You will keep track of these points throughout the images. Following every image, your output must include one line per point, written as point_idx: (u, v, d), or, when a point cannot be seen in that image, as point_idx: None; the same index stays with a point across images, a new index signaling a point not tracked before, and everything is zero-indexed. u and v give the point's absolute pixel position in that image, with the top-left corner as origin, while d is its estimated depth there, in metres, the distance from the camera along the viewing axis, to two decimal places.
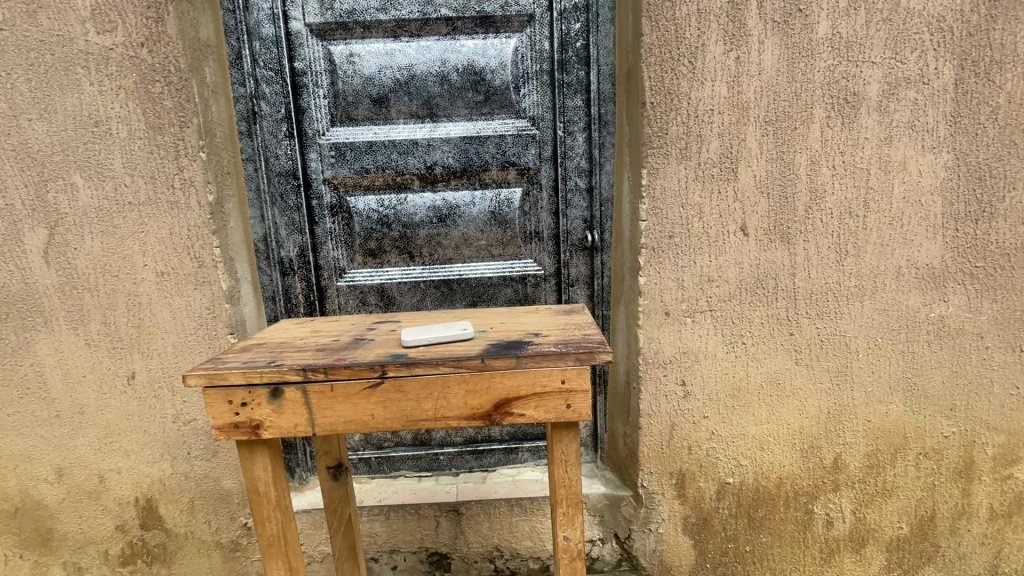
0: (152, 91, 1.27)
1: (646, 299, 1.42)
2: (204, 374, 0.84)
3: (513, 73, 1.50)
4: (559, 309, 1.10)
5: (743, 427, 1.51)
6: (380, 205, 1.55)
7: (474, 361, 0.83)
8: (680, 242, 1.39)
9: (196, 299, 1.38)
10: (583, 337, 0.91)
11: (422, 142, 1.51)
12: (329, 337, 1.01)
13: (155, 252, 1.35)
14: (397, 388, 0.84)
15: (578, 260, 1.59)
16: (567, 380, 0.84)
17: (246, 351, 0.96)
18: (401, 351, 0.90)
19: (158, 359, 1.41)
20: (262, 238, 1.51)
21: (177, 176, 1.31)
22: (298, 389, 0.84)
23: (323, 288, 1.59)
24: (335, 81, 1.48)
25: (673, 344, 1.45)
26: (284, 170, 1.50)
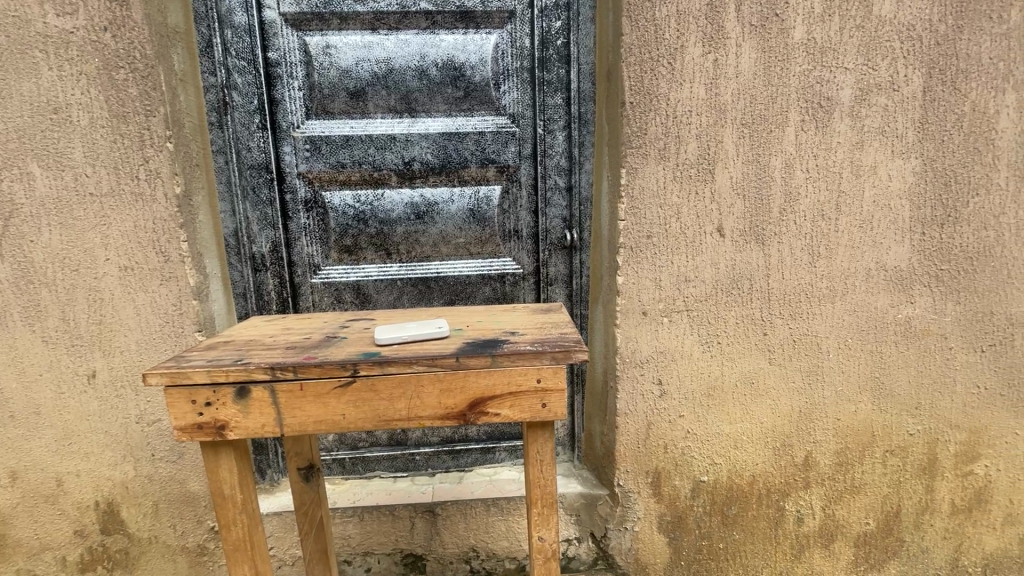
0: (115, 78, 1.21)
1: (624, 298, 1.42)
2: (166, 373, 0.81)
3: (493, 70, 1.48)
4: (537, 309, 1.10)
5: (717, 426, 1.53)
6: (356, 200, 1.52)
7: (448, 360, 0.81)
8: (658, 242, 1.40)
9: (162, 295, 1.33)
10: (560, 336, 0.90)
11: (400, 138, 1.48)
12: (300, 335, 0.99)
13: (118, 246, 1.29)
14: (369, 388, 0.82)
15: (558, 259, 1.58)
16: (542, 380, 0.83)
17: (213, 348, 0.92)
18: (374, 349, 0.87)
19: (121, 357, 1.36)
20: (232, 232, 1.46)
21: (142, 167, 1.26)
22: (266, 388, 0.82)
23: (297, 285, 1.55)
24: (311, 73, 1.44)
25: (649, 344, 1.45)
26: (257, 163, 1.46)
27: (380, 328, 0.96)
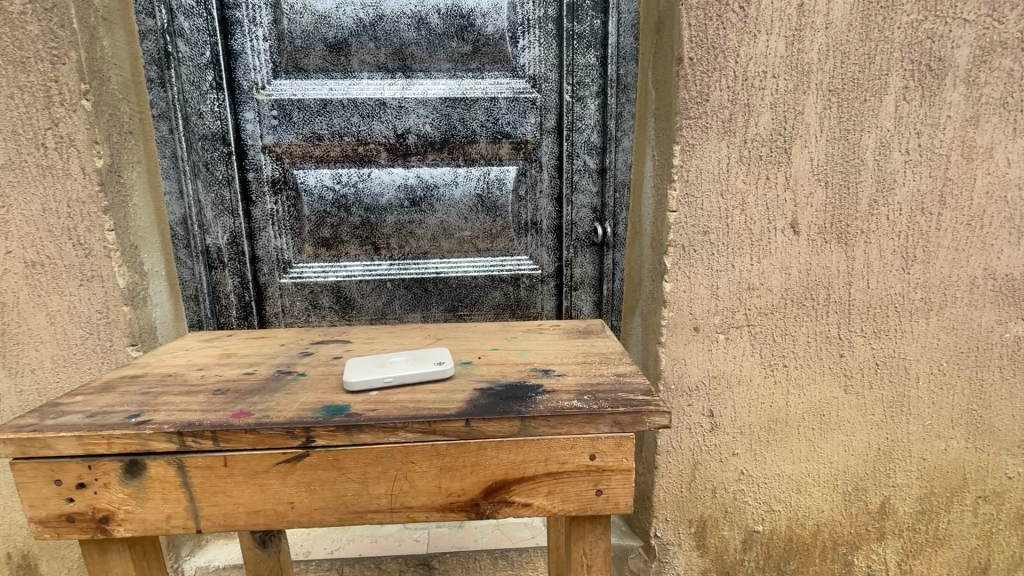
0: (8, 10, 0.90)
1: (672, 310, 1.13)
2: (14, 439, 0.52)
3: (510, 19, 1.18)
4: (571, 331, 0.81)
5: (778, 466, 1.24)
6: (336, 181, 1.22)
7: (455, 424, 0.52)
8: (716, 240, 1.11)
9: (83, 299, 1.03)
10: (616, 381, 0.62)
11: (391, 103, 1.18)
12: (242, 367, 0.69)
13: (23, 235, 0.99)
14: (331, 463, 0.53)
15: (584, 258, 1.30)
16: (598, 456, 0.54)
17: (108, 390, 0.63)
18: (344, 399, 0.58)
19: (33, 378, 1.05)
20: (180, 220, 1.17)
21: (50, 132, 0.96)
22: (170, 463, 0.53)
23: (263, 286, 1.25)
24: (279, 18, 1.14)
25: (700, 367, 1.16)
26: (210, 132, 1.16)
27: (354, 361, 0.66)
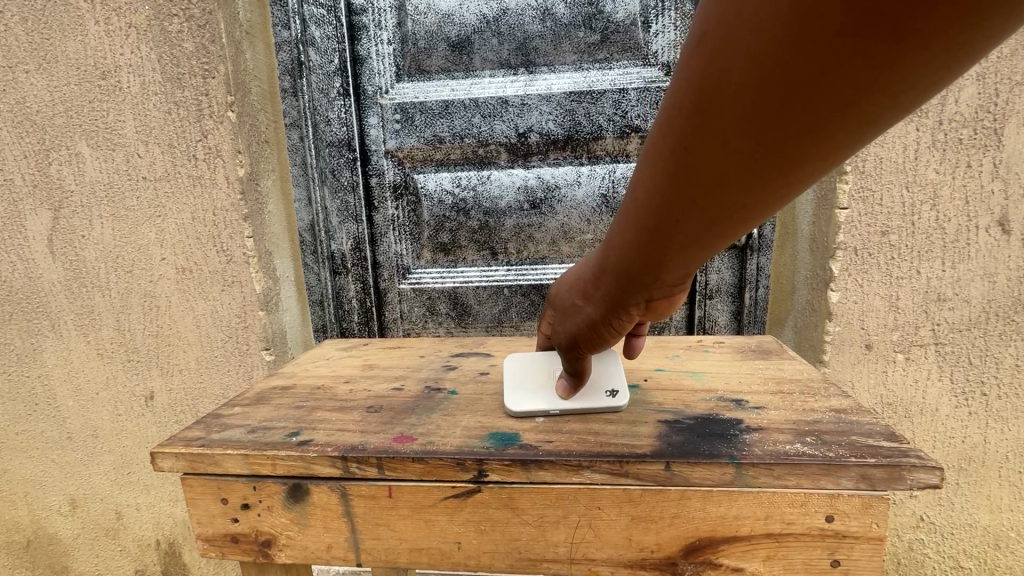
0: (168, 30, 0.95)
1: (839, 324, 0.96)
2: (185, 454, 0.50)
3: (642, 2, 1.08)
4: (744, 351, 0.69)
5: (970, 514, 1.00)
6: (456, 184, 1.18)
7: (653, 467, 0.44)
8: (898, 242, 0.93)
9: (224, 303, 1.06)
10: (837, 420, 0.49)
11: (514, 101, 1.13)
12: (389, 381, 0.65)
13: (176, 242, 1.04)
14: (504, 502, 0.46)
15: (722, 262, 1.16)
16: (836, 519, 0.43)
17: (264, 401, 0.61)
18: (510, 424, 0.52)
19: (181, 377, 1.10)
20: (308, 226, 1.19)
21: (200, 144, 1.00)
22: (333, 489, 0.49)
23: (382, 292, 1.25)
24: (403, 20, 1.13)
25: (872, 391, 0.99)
26: (337, 139, 1.17)
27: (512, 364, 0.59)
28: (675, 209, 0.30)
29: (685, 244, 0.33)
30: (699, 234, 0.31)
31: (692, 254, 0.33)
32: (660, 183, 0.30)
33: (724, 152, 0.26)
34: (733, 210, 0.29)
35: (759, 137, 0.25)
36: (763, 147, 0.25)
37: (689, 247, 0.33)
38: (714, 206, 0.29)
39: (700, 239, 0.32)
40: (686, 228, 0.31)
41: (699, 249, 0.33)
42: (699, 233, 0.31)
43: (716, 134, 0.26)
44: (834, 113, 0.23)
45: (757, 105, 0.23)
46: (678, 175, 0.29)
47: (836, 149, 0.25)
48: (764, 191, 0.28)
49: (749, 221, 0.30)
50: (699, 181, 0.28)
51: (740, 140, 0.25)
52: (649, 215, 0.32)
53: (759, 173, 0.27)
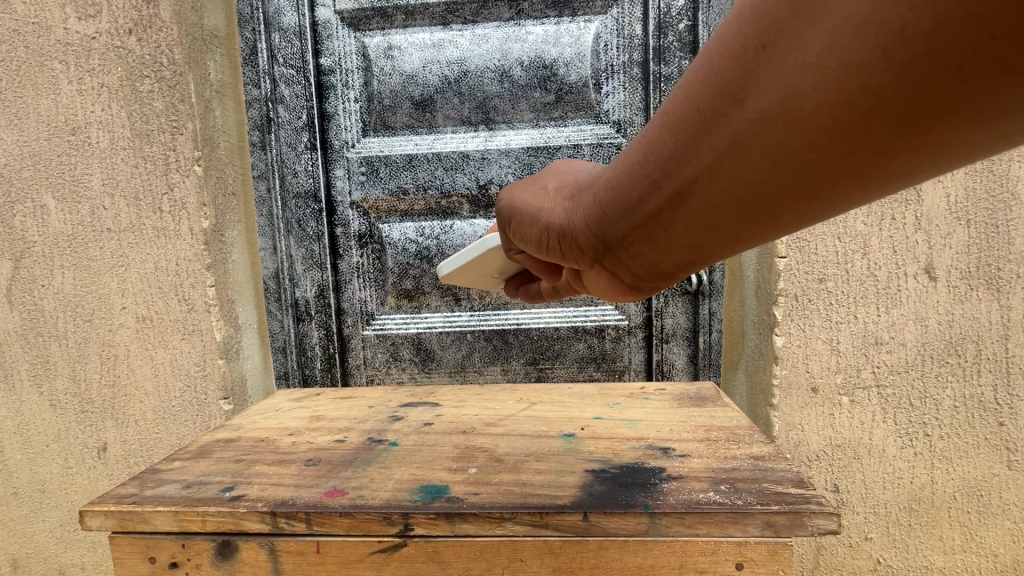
0: (139, 90, 0.99)
1: (784, 368, 1.00)
2: (114, 512, 0.50)
3: (593, 66, 1.16)
4: (681, 398, 0.72)
5: (925, 557, 1.01)
6: (419, 233, 1.22)
7: (572, 518, 0.45)
8: (835, 288, 0.98)
9: (183, 352, 1.05)
10: (752, 467, 0.52)
11: (474, 155, 1.18)
12: (333, 433, 0.66)
13: (136, 292, 1.04)
14: (431, 556, 0.48)
15: (676, 307, 1.22)
16: (746, 566, 0.45)
17: (205, 455, 0.61)
18: (442, 476, 0.53)
19: (136, 428, 1.08)
20: (273, 274, 1.22)
21: (166, 197, 1.02)
22: (262, 545, 0.49)
23: (346, 338, 1.26)
24: (369, 80, 1.19)
25: (821, 434, 1.00)
26: (304, 190, 1.22)
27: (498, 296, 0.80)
28: (736, 114, 0.28)
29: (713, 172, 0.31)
30: (736, 169, 0.30)
31: (712, 198, 0.32)
32: (733, 86, 0.28)
33: (825, 74, 0.25)
34: (780, 157, 0.28)
35: (863, 74, 0.24)
36: (864, 89, 0.24)
37: (716, 178, 0.31)
38: (774, 138, 0.28)
39: (732, 178, 0.31)
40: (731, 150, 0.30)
41: (721, 191, 0.32)
42: (737, 167, 0.30)
43: (831, 39, 0.24)
44: (936, 100, 0.23)
45: (894, 40, 0.22)
46: (758, 76, 0.27)
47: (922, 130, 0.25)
48: (818, 156, 0.27)
49: (775, 194, 0.30)
50: (780, 93, 0.26)
51: (847, 61, 0.24)
52: (700, 112, 0.30)
53: (836, 123, 0.26)
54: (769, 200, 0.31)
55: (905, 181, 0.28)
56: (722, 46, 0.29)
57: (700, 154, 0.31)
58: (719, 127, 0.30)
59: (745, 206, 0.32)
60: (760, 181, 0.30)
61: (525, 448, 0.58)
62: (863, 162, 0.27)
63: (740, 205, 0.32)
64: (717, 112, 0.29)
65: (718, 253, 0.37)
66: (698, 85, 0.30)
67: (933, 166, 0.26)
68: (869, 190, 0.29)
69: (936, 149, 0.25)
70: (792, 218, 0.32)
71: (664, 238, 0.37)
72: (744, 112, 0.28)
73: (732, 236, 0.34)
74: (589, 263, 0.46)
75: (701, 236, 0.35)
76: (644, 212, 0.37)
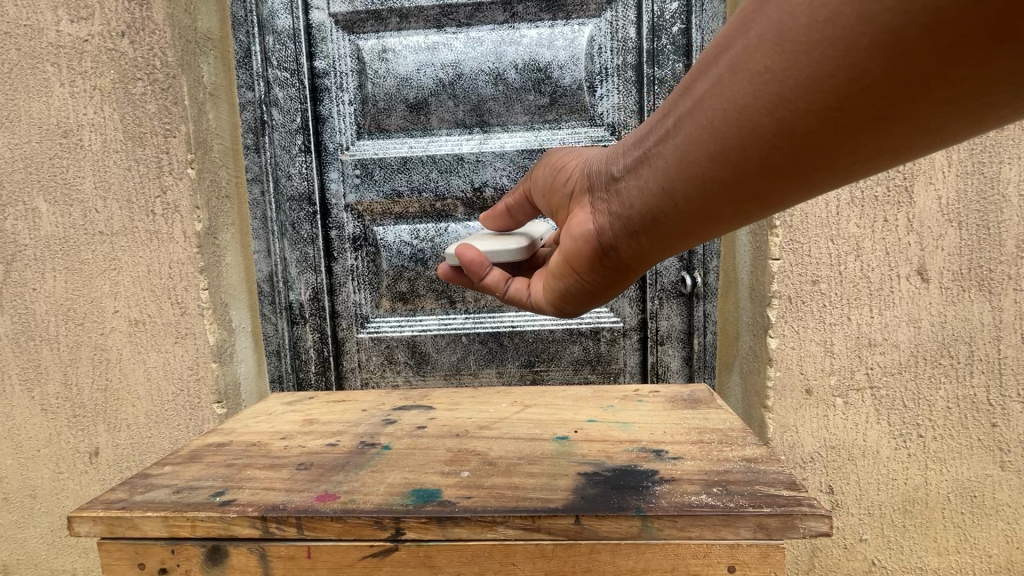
0: (132, 92, 0.99)
1: (778, 370, 1.00)
2: (103, 518, 0.50)
3: (587, 69, 1.16)
4: (675, 400, 0.72)
5: (919, 557, 1.01)
6: (414, 235, 1.22)
7: (564, 522, 0.45)
8: (829, 290, 0.98)
9: (176, 356, 1.05)
10: (745, 469, 0.52)
11: (469, 158, 1.19)
12: (326, 437, 0.66)
13: (129, 295, 1.04)
14: (422, 560, 0.48)
15: (671, 309, 1.22)
16: (739, 568, 0.46)
17: (196, 459, 0.61)
18: (434, 480, 0.53)
19: (128, 432, 1.07)
20: (267, 277, 1.22)
21: (158, 200, 1.02)
22: (252, 551, 0.49)
23: (340, 341, 1.26)
24: (364, 82, 1.19)
25: (816, 436, 1.00)
26: (298, 193, 1.21)
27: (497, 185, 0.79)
28: (739, 45, 0.37)
29: (712, 95, 0.39)
30: (729, 94, 0.38)
31: (707, 119, 0.40)
32: (748, 17, 0.36)
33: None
34: (767, 79, 0.35)
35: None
36: (846, 10, 0.31)
37: (715, 98, 0.39)
38: (768, 59, 0.35)
39: (726, 97, 0.38)
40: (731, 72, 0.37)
41: (713, 117, 0.39)
42: (729, 92, 0.38)
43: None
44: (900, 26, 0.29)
45: None
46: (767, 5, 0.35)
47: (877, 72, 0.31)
48: (796, 82, 0.34)
49: (757, 119, 0.37)
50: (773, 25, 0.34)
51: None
52: (717, 47, 0.39)
53: (822, 39, 0.32)
54: (748, 129, 0.38)
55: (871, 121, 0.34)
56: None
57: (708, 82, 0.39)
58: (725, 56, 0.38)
59: (729, 132, 0.39)
60: (742, 108, 0.37)
61: (518, 452, 0.58)
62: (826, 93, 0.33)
63: (730, 124, 0.39)
64: (731, 39, 0.37)
65: (703, 191, 0.43)
66: (727, 20, 0.38)
67: (880, 110, 0.33)
68: (829, 132, 0.35)
69: (894, 81, 0.31)
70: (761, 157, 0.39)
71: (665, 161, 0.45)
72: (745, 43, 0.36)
73: (715, 169, 0.41)
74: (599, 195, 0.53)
75: (692, 159, 0.42)
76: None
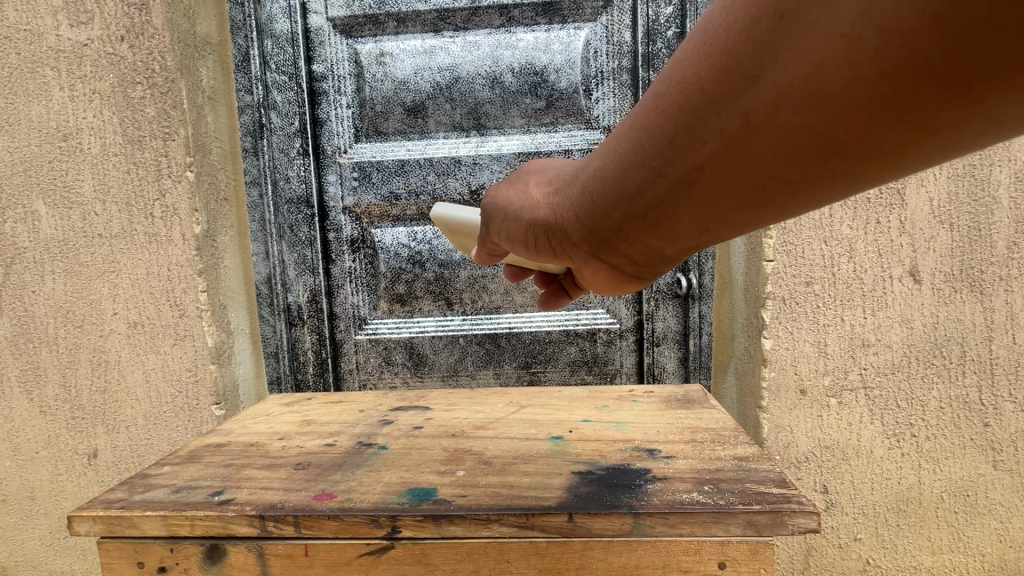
0: (131, 96, 1.00)
1: (773, 370, 1.00)
2: (102, 518, 0.50)
3: (583, 73, 1.17)
4: (670, 400, 0.73)
5: (913, 556, 1.02)
6: (412, 238, 1.23)
7: (557, 519, 0.46)
8: (822, 291, 0.99)
9: (174, 358, 1.05)
10: (736, 467, 0.53)
11: (466, 161, 1.19)
12: (323, 437, 0.66)
13: (128, 297, 1.04)
14: (417, 558, 0.48)
15: (667, 311, 1.23)
16: (729, 565, 0.46)
17: (194, 460, 0.61)
18: (430, 479, 0.53)
19: (127, 434, 1.08)
20: (265, 279, 1.22)
21: (157, 203, 1.02)
22: (250, 549, 0.50)
23: (339, 342, 1.26)
24: (361, 86, 1.20)
25: (811, 436, 1.01)
26: (296, 195, 1.22)
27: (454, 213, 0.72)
28: (751, 92, 0.29)
29: (726, 154, 0.32)
30: (754, 150, 0.31)
31: (727, 178, 0.33)
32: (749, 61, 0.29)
33: (854, 49, 0.25)
34: (802, 135, 0.29)
35: (905, 46, 0.24)
36: (900, 64, 0.24)
37: (730, 159, 0.32)
38: (801, 115, 0.28)
39: (751, 156, 0.31)
40: (746, 129, 0.31)
41: (733, 175, 0.33)
42: (754, 148, 0.31)
43: (862, 9, 0.24)
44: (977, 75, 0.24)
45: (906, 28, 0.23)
46: (780, 51, 0.28)
47: (946, 120, 0.26)
48: (841, 138, 0.28)
49: (797, 176, 0.31)
50: (800, 69, 0.27)
51: (871, 35, 0.24)
52: (709, 91, 0.31)
53: (867, 97, 0.26)
54: (786, 182, 0.32)
55: (930, 158, 0.29)
56: (733, 22, 0.29)
57: (711, 139, 0.32)
58: (732, 105, 0.30)
59: (763, 188, 0.33)
60: (777, 165, 0.31)
61: (513, 451, 0.59)
62: (888, 143, 0.28)
63: (759, 183, 0.33)
64: (730, 89, 0.30)
65: (730, 236, 0.39)
66: (707, 58, 0.31)
67: (942, 154, 0.28)
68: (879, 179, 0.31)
69: (967, 122, 0.26)
70: (802, 206, 0.34)
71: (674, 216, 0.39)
72: (761, 90, 0.29)
73: (746, 221, 0.36)
74: (591, 251, 0.47)
75: (714, 217, 0.36)
76: (650, 197, 0.38)
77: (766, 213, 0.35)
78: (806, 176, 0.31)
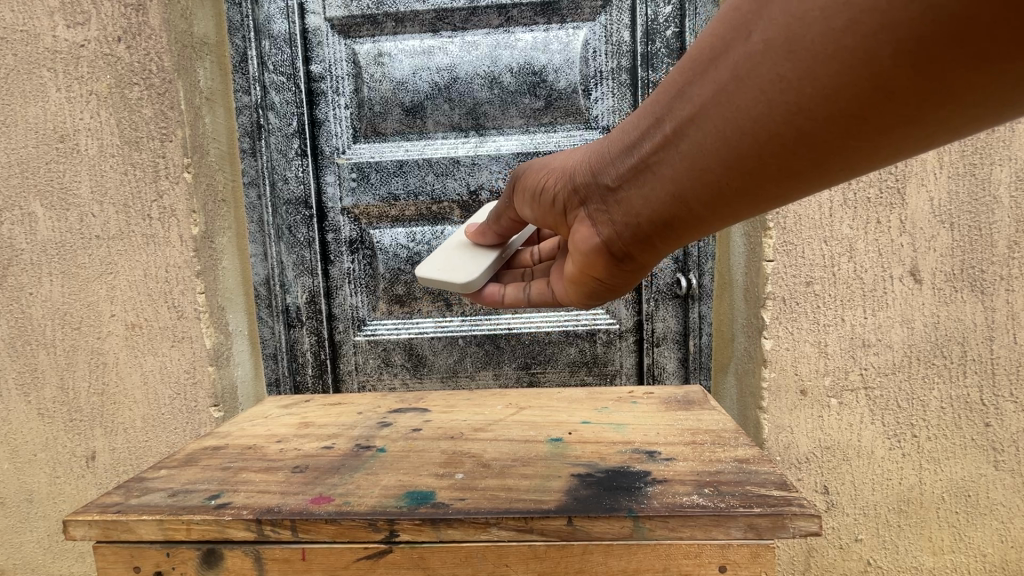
0: (128, 96, 0.99)
1: (773, 370, 1.00)
2: (98, 522, 0.50)
3: (582, 73, 1.17)
4: (669, 401, 0.73)
5: (913, 557, 1.01)
6: (410, 238, 1.23)
7: (556, 522, 0.45)
8: (823, 291, 0.98)
9: (172, 360, 1.05)
10: (736, 470, 0.52)
11: (465, 161, 1.19)
12: (321, 440, 0.66)
13: (126, 298, 1.04)
14: (416, 562, 0.48)
15: (667, 311, 1.22)
16: (729, 568, 0.46)
17: (191, 463, 0.61)
18: (429, 483, 0.53)
19: (125, 436, 1.07)
20: (264, 280, 1.22)
21: (155, 204, 1.02)
22: (247, 553, 0.49)
23: (338, 344, 1.26)
24: (360, 86, 1.20)
25: (812, 436, 1.01)
26: (295, 196, 1.22)
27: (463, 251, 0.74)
28: (744, 47, 0.35)
29: (714, 104, 0.38)
30: (737, 102, 0.37)
31: (714, 128, 0.39)
32: (749, 20, 0.35)
33: (834, 4, 0.30)
34: (777, 88, 0.34)
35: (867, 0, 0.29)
36: (866, 17, 0.29)
37: (721, 108, 0.38)
38: (780, 67, 0.34)
39: (737, 107, 0.37)
40: (734, 80, 0.36)
41: (719, 126, 0.38)
42: (738, 99, 0.37)
43: None
44: (925, 33, 0.28)
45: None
46: (773, 9, 0.33)
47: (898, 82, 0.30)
48: (809, 91, 0.33)
49: (771, 130, 0.36)
50: (783, 27, 0.33)
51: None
52: (714, 48, 0.37)
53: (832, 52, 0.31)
54: (761, 137, 0.37)
55: (892, 125, 0.33)
56: None
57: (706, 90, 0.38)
58: (727, 58, 0.36)
59: (740, 141, 0.38)
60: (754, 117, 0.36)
61: (512, 453, 0.59)
62: (848, 101, 0.32)
63: (740, 134, 0.37)
64: (729, 45, 0.36)
65: (712, 199, 0.43)
66: (722, 22, 0.37)
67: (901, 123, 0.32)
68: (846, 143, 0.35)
69: (917, 82, 0.30)
70: (777, 168, 0.38)
71: (666, 172, 0.44)
72: (751, 45, 0.35)
73: (724, 180, 0.40)
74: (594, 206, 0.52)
75: (697, 171, 0.41)
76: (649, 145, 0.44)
77: (743, 171, 0.39)
78: (783, 129, 0.35)
